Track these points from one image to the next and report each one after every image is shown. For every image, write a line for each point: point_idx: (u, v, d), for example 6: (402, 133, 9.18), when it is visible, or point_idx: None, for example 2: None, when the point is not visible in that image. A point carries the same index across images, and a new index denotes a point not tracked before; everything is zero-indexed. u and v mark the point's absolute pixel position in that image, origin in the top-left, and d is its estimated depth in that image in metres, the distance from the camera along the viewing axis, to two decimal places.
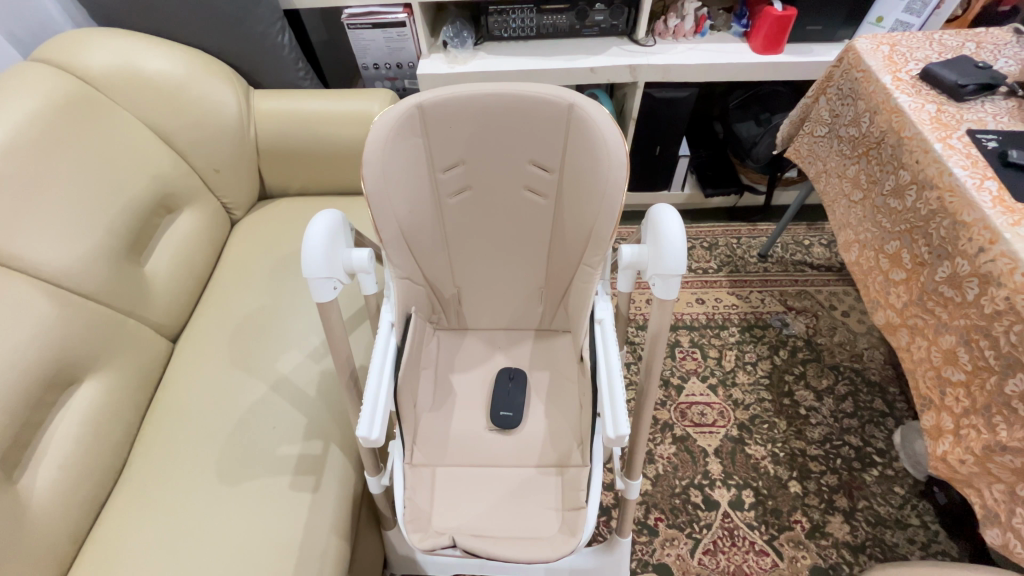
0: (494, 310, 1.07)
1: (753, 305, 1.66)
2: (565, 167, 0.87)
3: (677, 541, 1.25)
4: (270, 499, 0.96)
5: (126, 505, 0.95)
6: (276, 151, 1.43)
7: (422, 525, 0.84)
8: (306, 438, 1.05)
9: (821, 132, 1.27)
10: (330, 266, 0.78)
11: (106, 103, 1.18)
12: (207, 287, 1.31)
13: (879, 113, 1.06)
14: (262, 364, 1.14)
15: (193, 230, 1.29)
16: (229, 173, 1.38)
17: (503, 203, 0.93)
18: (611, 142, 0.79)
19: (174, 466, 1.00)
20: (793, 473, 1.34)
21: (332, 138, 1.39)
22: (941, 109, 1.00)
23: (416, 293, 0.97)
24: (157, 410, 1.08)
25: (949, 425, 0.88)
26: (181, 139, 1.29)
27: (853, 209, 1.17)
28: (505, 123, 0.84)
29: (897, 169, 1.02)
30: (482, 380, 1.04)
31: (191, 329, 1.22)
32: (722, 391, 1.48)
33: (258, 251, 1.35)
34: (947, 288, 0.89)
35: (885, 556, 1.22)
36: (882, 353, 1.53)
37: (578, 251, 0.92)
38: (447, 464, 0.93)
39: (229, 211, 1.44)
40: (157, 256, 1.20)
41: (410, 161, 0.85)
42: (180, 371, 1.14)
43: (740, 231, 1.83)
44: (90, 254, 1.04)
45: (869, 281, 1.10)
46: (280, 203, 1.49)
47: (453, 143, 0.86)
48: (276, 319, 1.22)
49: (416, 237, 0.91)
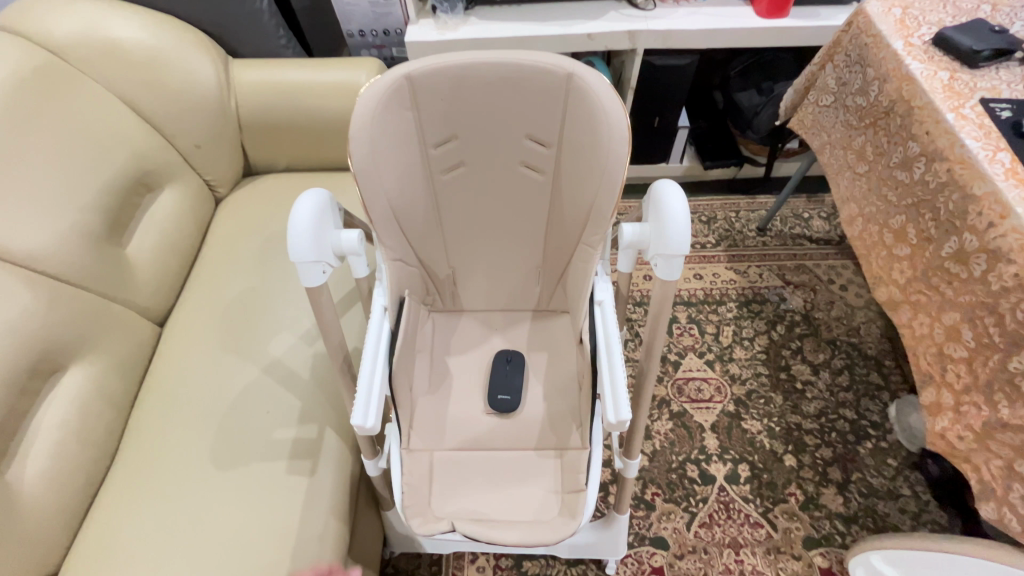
0: (489, 291, 1.03)
1: (751, 280, 1.64)
2: (564, 140, 0.82)
3: (673, 515, 1.27)
4: (265, 485, 0.95)
5: (120, 493, 0.94)
6: (259, 125, 1.36)
7: (420, 510, 0.83)
8: (301, 423, 1.03)
9: (827, 101, 1.22)
10: (318, 250, 0.75)
11: (76, 76, 1.12)
12: (193, 269, 1.27)
13: (889, 82, 1.01)
14: (253, 348, 1.11)
15: (176, 210, 1.24)
16: (211, 149, 1.31)
17: (498, 179, 0.89)
18: (613, 113, 0.74)
19: (168, 452, 0.98)
20: (789, 447, 1.35)
21: (317, 110, 1.33)
22: (954, 77, 0.96)
23: (409, 275, 0.93)
24: (148, 396, 1.06)
25: (949, 402, 0.88)
26: (157, 113, 1.22)
27: (857, 181, 1.13)
28: (499, 96, 0.80)
29: (906, 140, 0.98)
30: (479, 361, 1.01)
31: (178, 312, 1.19)
32: (718, 367, 1.49)
33: (244, 231, 1.31)
34: (953, 264, 0.87)
35: (876, 526, 1.24)
36: (879, 327, 1.53)
37: (578, 229, 0.88)
38: (444, 449, 0.91)
39: (213, 189, 1.38)
40: (139, 238, 1.15)
41: (400, 135, 0.81)
42: (168, 356, 1.11)
43: (739, 205, 1.80)
44: (69, 237, 0.99)
45: (871, 257, 1.07)
46: (265, 180, 1.43)
47: (444, 116, 0.82)
48: (266, 302, 1.19)
49: (408, 217, 0.87)
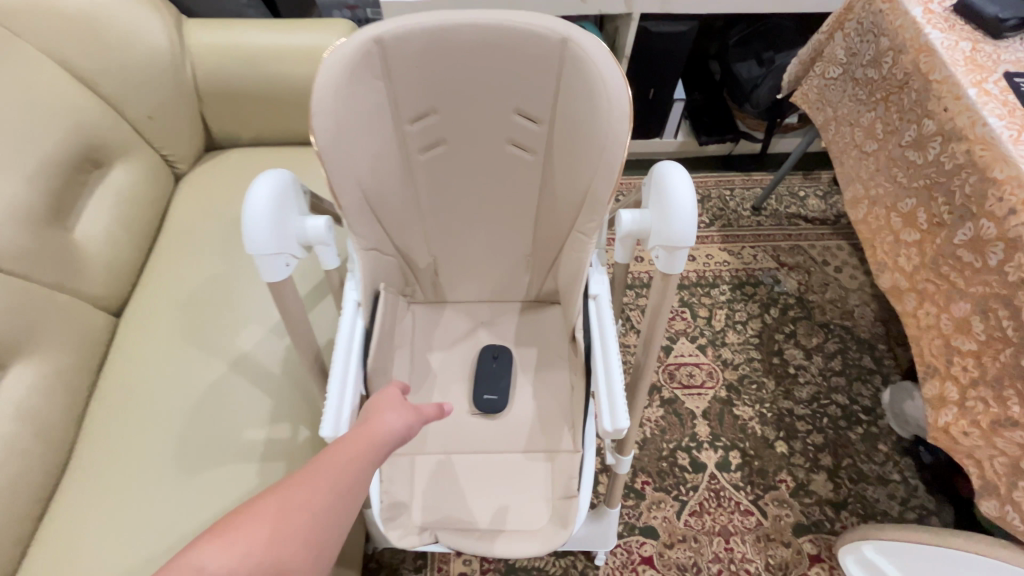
0: (475, 280, 0.95)
1: (745, 262, 1.59)
2: (557, 116, 0.74)
3: (663, 503, 1.24)
4: (235, 490, 0.89)
5: (76, 501, 0.87)
6: (219, 95, 1.24)
7: (401, 521, 0.79)
8: (273, 422, 0.96)
9: (834, 74, 1.14)
10: (279, 242, 0.66)
11: (0, 33, 0.98)
12: (152, 253, 1.17)
13: (905, 53, 0.94)
14: (219, 342, 1.03)
15: (130, 188, 1.13)
16: (167, 121, 1.19)
17: (483, 159, 0.81)
18: (612, 86, 0.66)
19: (128, 457, 0.91)
20: (780, 433, 1.33)
21: (283, 78, 1.21)
22: (976, 48, 0.89)
23: (385, 266, 0.85)
24: (104, 395, 0.98)
25: (954, 396, 0.84)
26: (102, 79, 1.09)
27: (864, 160, 1.07)
28: (485, 63, 0.71)
29: (920, 118, 0.91)
30: (463, 356, 0.94)
31: (136, 302, 1.09)
32: (710, 351, 1.45)
33: (207, 212, 1.20)
34: (967, 253, 0.83)
35: (866, 512, 1.23)
36: (873, 310, 1.50)
37: (570, 216, 0.80)
38: (426, 453, 0.84)
39: (172, 165, 1.27)
40: (88, 220, 1.04)
41: (369, 108, 0.71)
42: (126, 351, 1.02)
43: (734, 182, 1.73)
44: (4, 221, 0.88)
45: (877, 242, 1.02)
46: (229, 155, 1.31)
47: (421, 86, 0.72)
48: (232, 290, 1.10)
49: (382, 202, 0.79)
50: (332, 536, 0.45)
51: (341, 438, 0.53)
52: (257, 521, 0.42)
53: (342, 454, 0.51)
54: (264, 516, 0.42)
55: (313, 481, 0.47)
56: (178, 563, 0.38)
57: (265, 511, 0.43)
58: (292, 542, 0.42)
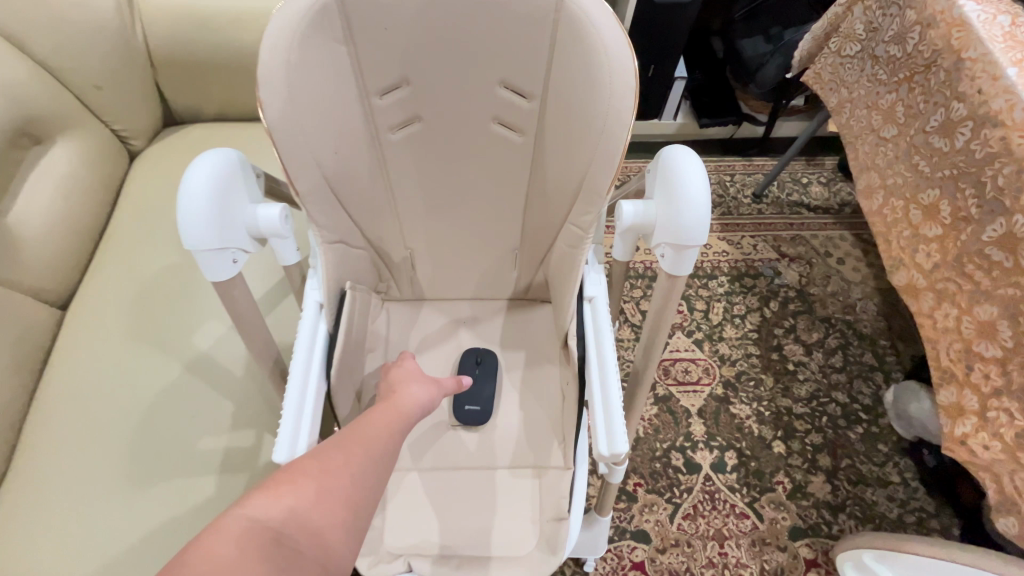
0: (456, 275, 0.87)
1: (745, 252, 1.52)
2: (550, 92, 0.65)
3: (656, 506, 1.19)
4: (191, 505, 0.81)
5: (10, 517, 0.78)
6: (176, 63, 1.11)
7: (371, 548, 0.71)
8: (234, 429, 0.88)
9: (851, 51, 1.04)
10: (224, 236, 0.57)
11: None
12: (102, 239, 1.06)
13: (934, 27, 0.86)
14: (176, 339, 0.94)
15: (76, 166, 1.01)
16: (117, 91, 1.07)
17: (465, 140, 0.72)
18: (615, 55, 0.57)
19: (71, 466, 0.82)
20: (778, 432, 1.28)
21: (249, 46, 1.09)
22: (1016, 23, 0.81)
23: (354, 261, 0.76)
24: (46, 397, 0.88)
25: (973, 405, 0.78)
26: (37, 41, 0.96)
27: (881, 147, 0.99)
28: (467, 26, 0.61)
29: (949, 100, 0.84)
30: (443, 359, 0.86)
31: (83, 293, 0.99)
32: (707, 347, 1.38)
33: (165, 194, 1.10)
34: (996, 250, 0.76)
35: (864, 515, 1.19)
36: (876, 305, 1.44)
37: (563, 208, 0.72)
38: (401, 470, 0.77)
39: (125, 140, 1.15)
40: (26, 201, 0.92)
41: (329, 77, 0.61)
42: (71, 347, 0.92)
43: (734, 167, 1.65)
44: None
45: (891, 236, 0.95)
46: (190, 131, 1.20)
47: (391, 53, 0.62)
48: (192, 282, 1.00)
49: (348, 187, 0.69)
50: (368, 500, 0.47)
51: (367, 410, 0.55)
52: (301, 482, 0.44)
53: (368, 424, 0.53)
54: (307, 476, 0.44)
55: (347, 449, 0.49)
56: (231, 515, 0.39)
57: (308, 473, 0.45)
58: (336, 500, 0.44)
